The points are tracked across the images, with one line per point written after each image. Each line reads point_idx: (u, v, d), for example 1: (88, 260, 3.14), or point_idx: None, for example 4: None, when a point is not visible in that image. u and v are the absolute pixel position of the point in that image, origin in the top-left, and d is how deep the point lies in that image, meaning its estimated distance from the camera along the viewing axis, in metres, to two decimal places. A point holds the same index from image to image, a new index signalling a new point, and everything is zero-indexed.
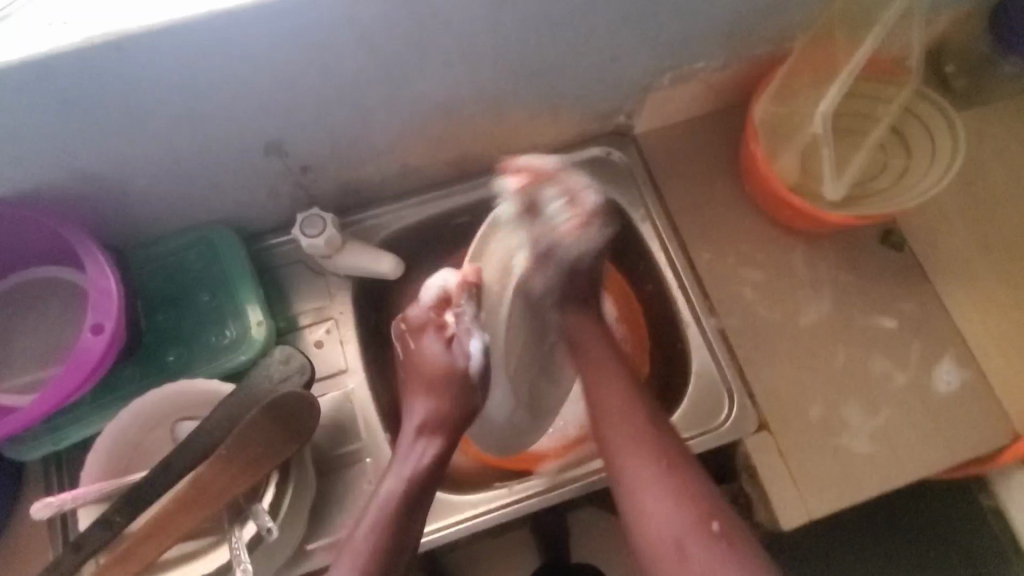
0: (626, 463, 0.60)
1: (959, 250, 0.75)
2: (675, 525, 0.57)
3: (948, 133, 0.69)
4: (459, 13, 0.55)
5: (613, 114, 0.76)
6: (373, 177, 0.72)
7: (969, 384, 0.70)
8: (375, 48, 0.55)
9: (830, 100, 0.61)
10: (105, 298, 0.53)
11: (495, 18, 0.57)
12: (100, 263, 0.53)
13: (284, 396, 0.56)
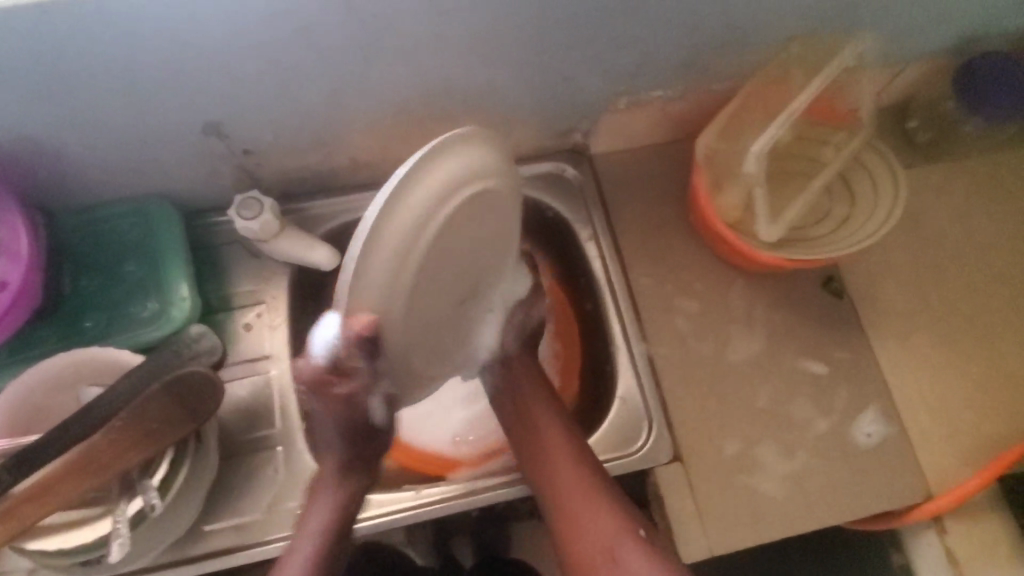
0: (557, 492, 0.62)
1: (898, 304, 0.75)
2: (600, 542, 0.59)
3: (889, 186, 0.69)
4: (402, 15, 0.55)
5: (569, 131, 0.76)
6: (320, 167, 0.72)
7: (890, 438, 0.70)
8: (316, 40, 0.55)
9: (764, 142, 0.63)
10: (11, 255, 0.54)
11: (440, 24, 0.57)
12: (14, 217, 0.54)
13: (189, 375, 0.56)
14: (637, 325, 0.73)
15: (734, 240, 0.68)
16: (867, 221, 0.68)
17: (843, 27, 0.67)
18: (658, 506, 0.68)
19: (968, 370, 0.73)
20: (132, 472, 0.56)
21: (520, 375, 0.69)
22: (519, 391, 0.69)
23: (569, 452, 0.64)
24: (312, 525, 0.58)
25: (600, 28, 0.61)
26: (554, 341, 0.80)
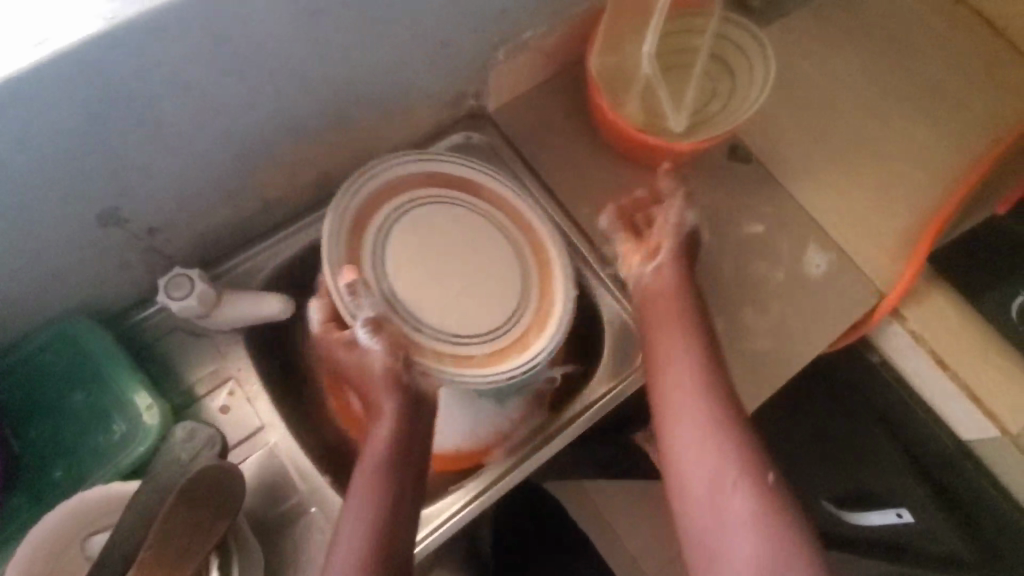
0: (670, 453, 0.62)
1: (795, 147, 0.84)
2: (706, 489, 0.59)
3: (758, 50, 0.76)
4: (274, 33, 0.51)
5: (462, 99, 0.76)
6: (232, 221, 0.67)
7: (835, 263, 0.78)
8: (200, 82, 0.51)
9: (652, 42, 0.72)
10: None
11: (312, 30, 0.54)
12: None
13: (201, 474, 0.53)
14: (625, 238, 0.74)
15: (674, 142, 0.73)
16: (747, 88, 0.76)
17: None
18: None
19: (871, 179, 0.83)
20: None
21: (680, 391, 0.63)
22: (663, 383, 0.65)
23: (712, 441, 0.60)
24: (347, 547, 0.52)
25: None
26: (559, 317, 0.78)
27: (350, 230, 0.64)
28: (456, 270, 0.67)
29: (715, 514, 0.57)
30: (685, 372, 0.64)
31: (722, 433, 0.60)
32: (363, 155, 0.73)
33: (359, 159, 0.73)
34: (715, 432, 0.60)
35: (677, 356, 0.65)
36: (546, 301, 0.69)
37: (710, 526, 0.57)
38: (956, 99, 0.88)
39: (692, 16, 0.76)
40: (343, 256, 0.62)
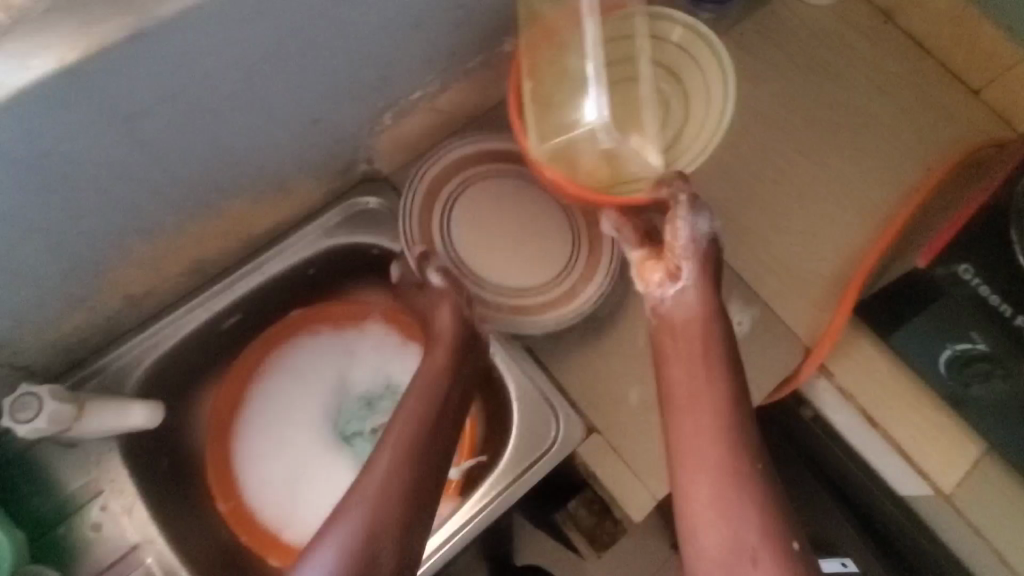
0: (682, 456, 0.57)
1: (715, 192, 0.79)
2: (724, 558, 0.53)
3: (707, 52, 0.69)
4: (81, 142, 0.45)
5: (351, 164, 0.71)
6: (94, 320, 0.62)
7: (758, 319, 0.75)
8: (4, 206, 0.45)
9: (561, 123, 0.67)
10: None
11: (133, 131, 0.47)
12: None
13: None
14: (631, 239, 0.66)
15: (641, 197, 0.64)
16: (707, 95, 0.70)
17: None
18: (595, 481, 0.69)
19: (795, 223, 0.79)
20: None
21: (699, 429, 0.57)
22: (676, 421, 0.59)
23: (734, 495, 0.54)
24: (380, 469, 0.58)
25: (330, 69, 0.55)
26: None
27: (426, 198, 0.72)
28: (533, 232, 0.73)
29: (706, 515, 0.54)
30: (708, 402, 0.58)
31: (732, 444, 0.56)
32: (242, 235, 0.67)
33: (239, 239, 0.68)
34: (724, 439, 0.56)
35: (717, 365, 0.60)
36: (596, 255, 0.73)
37: (701, 521, 0.54)
38: (887, 129, 0.83)
39: (620, 24, 0.69)
40: (420, 230, 0.71)
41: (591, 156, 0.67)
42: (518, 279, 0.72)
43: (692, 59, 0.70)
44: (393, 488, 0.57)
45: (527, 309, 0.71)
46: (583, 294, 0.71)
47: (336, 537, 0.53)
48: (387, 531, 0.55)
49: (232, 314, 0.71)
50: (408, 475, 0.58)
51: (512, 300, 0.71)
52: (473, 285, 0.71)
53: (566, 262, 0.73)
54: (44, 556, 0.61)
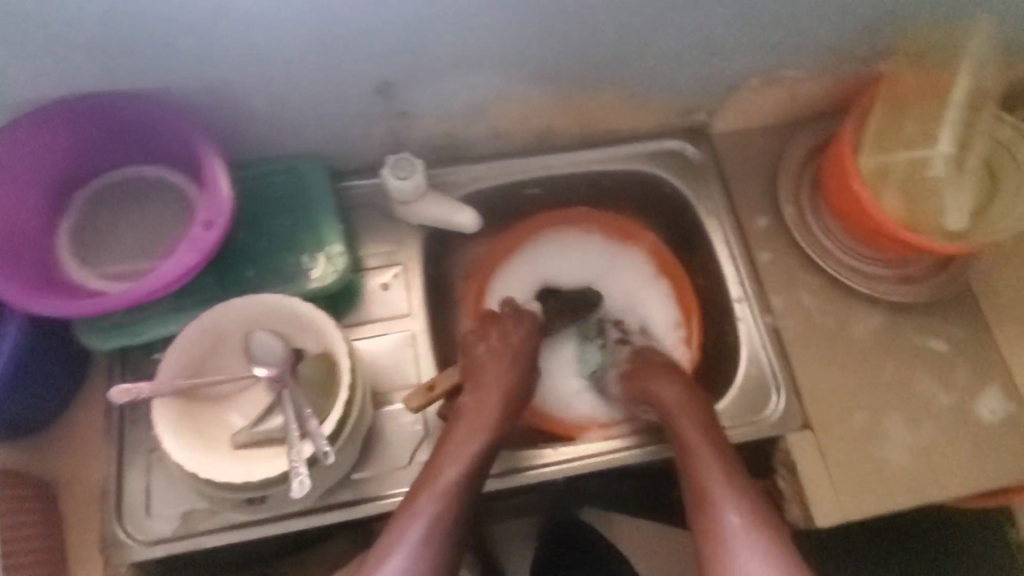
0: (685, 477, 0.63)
1: (1018, 290, 0.75)
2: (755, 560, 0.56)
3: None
4: None
5: (697, 110, 0.79)
6: (459, 134, 0.74)
7: (1013, 417, 0.71)
8: None
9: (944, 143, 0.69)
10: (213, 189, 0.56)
11: None
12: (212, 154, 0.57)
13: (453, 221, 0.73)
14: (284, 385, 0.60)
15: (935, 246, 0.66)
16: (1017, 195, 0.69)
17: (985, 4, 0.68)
18: (787, 472, 0.70)
19: None
20: (299, 365, 0.61)
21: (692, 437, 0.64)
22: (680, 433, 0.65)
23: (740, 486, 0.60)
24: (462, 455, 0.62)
25: (755, 13, 0.66)
26: (673, 345, 0.80)
27: (808, 157, 0.79)
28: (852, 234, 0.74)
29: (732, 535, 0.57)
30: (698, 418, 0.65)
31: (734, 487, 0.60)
32: (589, 125, 0.78)
33: (583, 128, 0.78)
34: None
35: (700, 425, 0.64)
36: (943, 273, 0.74)
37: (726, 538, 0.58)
38: None
39: None
40: (802, 179, 0.79)
41: (895, 197, 0.70)
42: (851, 254, 0.75)
43: (1012, 162, 0.70)
44: (450, 509, 0.59)
45: (855, 274, 0.75)
46: (916, 294, 0.74)
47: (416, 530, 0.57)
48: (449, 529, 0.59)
49: (534, 185, 0.81)
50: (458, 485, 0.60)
51: (861, 271, 0.75)
52: (822, 239, 0.76)
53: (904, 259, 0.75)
54: (339, 291, 0.73)
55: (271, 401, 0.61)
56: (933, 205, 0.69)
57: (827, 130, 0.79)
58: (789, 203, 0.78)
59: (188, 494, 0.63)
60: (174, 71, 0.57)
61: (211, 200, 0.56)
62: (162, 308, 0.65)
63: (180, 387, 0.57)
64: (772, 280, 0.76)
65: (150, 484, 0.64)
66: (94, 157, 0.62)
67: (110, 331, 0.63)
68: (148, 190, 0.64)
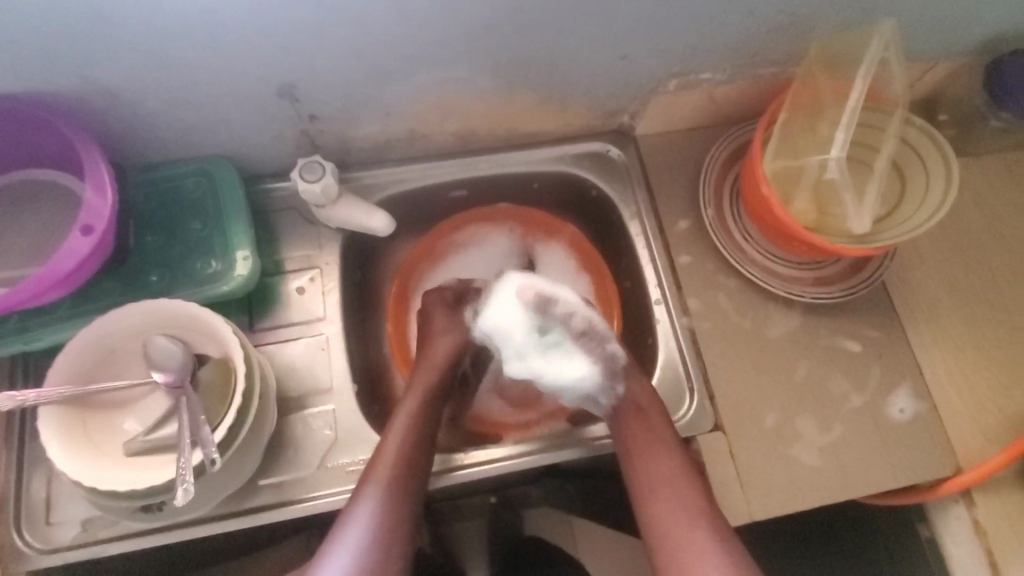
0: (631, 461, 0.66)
1: (930, 290, 0.76)
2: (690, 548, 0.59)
3: (940, 162, 0.69)
4: None
5: (618, 113, 0.79)
6: (376, 137, 0.74)
7: (923, 416, 0.71)
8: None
9: (841, 144, 0.68)
10: (100, 191, 0.57)
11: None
12: (97, 158, 0.57)
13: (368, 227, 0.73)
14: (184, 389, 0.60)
15: (838, 249, 0.67)
16: (925, 197, 0.69)
17: (890, 8, 0.69)
18: None
19: (1004, 355, 0.74)
20: (198, 371, 0.60)
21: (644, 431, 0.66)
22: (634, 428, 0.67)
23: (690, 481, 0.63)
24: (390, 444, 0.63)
25: (662, 17, 0.66)
26: None
27: (728, 159, 0.80)
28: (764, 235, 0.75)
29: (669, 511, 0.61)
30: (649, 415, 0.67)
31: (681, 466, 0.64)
32: (509, 127, 0.78)
33: (504, 130, 0.78)
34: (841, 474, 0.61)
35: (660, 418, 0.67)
36: (856, 274, 0.75)
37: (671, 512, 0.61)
38: None
39: (873, 113, 0.72)
40: (720, 180, 0.79)
41: (805, 200, 0.71)
42: (766, 254, 0.76)
43: (919, 164, 0.71)
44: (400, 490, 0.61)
45: (772, 276, 0.75)
46: (830, 295, 0.74)
47: (372, 510, 0.59)
48: (406, 510, 0.60)
49: (459, 186, 0.81)
50: (407, 467, 0.62)
51: (775, 272, 0.75)
52: (739, 241, 0.76)
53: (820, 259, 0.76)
54: (253, 294, 0.72)
55: (168, 407, 0.60)
56: (840, 208, 0.70)
57: (747, 132, 0.80)
58: (707, 206, 0.78)
59: (87, 503, 0.62)
60: (59, 74, 0.56)
61: (95, 205, 0.56)
62: (59, 312, 0.63)
63: (68, 394, 0.57)
64: (690, 282, 0.76)
65: (49, 493, 0.63)
66: None
67: (1, 337, 0.61)
68: (44, 193, 0.63)
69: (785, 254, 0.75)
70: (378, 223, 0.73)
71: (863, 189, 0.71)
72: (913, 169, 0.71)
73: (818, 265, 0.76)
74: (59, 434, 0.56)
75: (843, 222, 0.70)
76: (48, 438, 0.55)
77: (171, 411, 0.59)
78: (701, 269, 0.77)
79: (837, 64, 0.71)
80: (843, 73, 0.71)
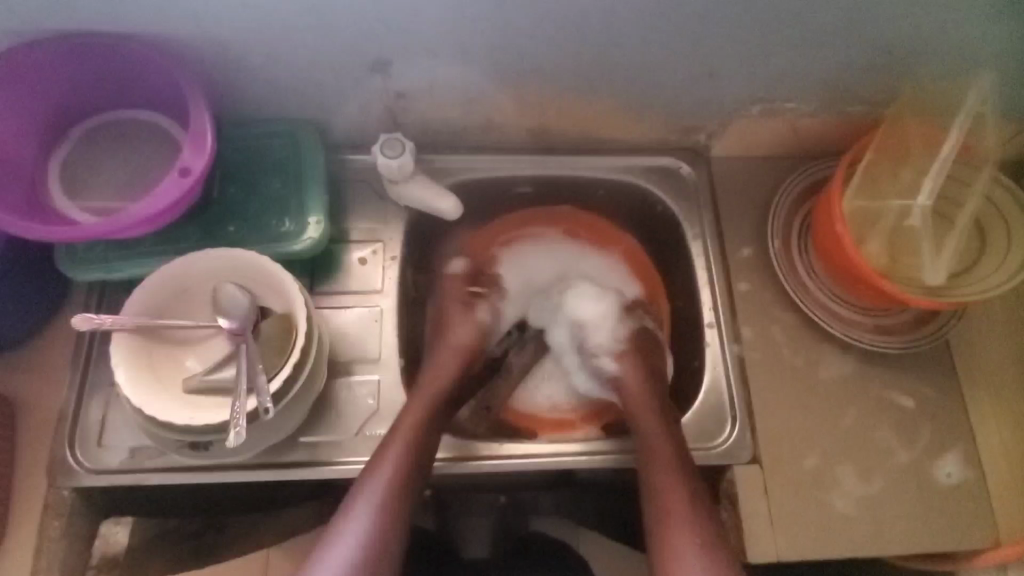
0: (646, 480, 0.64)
1: (995, 356, 0.74)
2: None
3: None
4: None
5: (695, 131, 0.79)
6: (456, 122, 0.76)
7: (970, 483, 0.69)
8: None
9: None
10: (200, 138, 0.60)
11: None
12: (201, 106, 0.60)
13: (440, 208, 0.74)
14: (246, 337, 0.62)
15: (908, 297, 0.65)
16: (1005, 260, 0.67)
17: (995, 62, 0.67)
18: (729, 503, 0.70)
19: None
20: (261, 323, 0.62)
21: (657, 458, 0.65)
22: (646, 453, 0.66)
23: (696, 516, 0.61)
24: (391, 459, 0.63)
25: (758, 42, 0.66)
26: None
27: (802, 193, 0.79)
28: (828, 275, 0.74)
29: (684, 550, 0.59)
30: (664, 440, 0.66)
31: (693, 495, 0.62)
32: (586, 130, 0.78)
33: (580, 133, 0.79)
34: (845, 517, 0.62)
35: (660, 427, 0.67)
36: (919, 328, 0.73)
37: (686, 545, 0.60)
38: None
39: (961, 166, 0.71)
40: (789, 212, 0.78)
41: (877, 244, 0.69)
42: (827, 294, 0.74)
43: (1003, 225, 0.69)
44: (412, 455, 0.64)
45: (831, 316, 0.74)
46: (889, 344, 0.73)
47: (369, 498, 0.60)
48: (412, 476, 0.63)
49: (526, 183, 0.82)
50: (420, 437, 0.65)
51: (835, 313, 0.74)
52: (802, 277, 0.75)
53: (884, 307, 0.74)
54: (317, 258, 0.75)
55: (228, 352, 0.62)
56: (913, 258, 0.69)
57: (824, 169, 0.79)
58: (773, 237, 0.77)
59: (139, 432, 0.65)
60: (178, 23, 0.60)
61: (194, 151, 0.60)
62: (141, 248, 0.67)
63: (140, 325, 0.60)
64: (746, 310, 0.75)
65: (105, 417, 0.66)
66: (97, 95, 0.65)
67: (87, 263, 0.65)
68: (144, 133, 0.67)
69: (847, 296, 0.74)
70: (447, 205, 0.74)
71: (940, 242, 0.69)
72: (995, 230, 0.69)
73: (881, 312, 0.74)
74: (128, 361, 0.59)
75: (914, 272, 0.68)
76: (117, 363, 0.58)
77: (230, 356, 0.61)
78: (758, 299, 0.76)
79: (930, 112, 0.70)
80: (935, 122, 0.69)
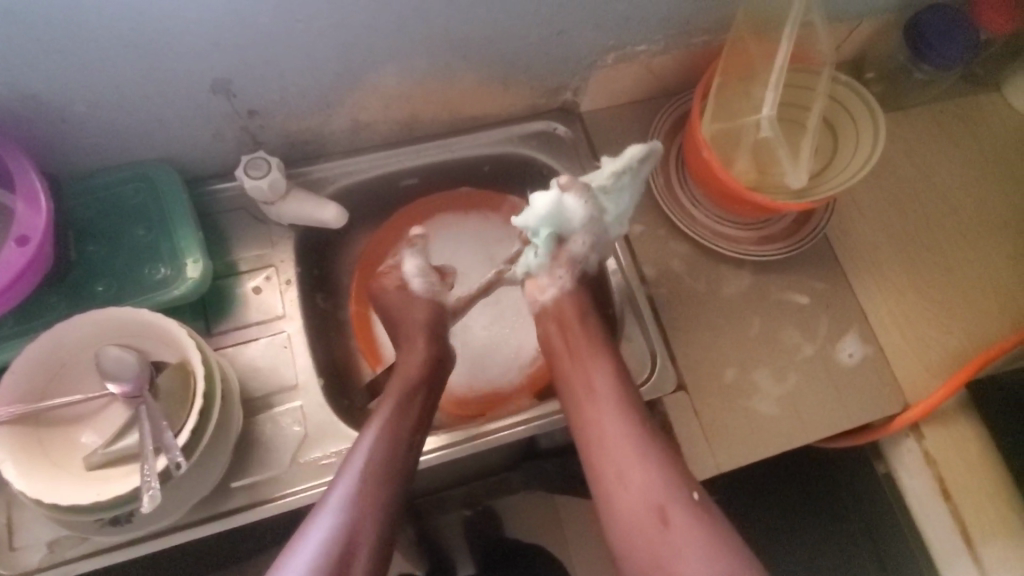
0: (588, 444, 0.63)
1: (869, 238, 0.80)
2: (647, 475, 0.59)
3: (867, 114, 0.73)
4: None
5: (561, 90, 0.80)
6: (321, 129, 0.73)
7: (870, 359, 0.75)
8: None
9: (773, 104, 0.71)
10: (32, 199, 0.55)
11: None
12: (27, 166, 0.56)
13: (325, 222, 0.72)
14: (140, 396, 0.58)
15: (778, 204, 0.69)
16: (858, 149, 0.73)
17: None
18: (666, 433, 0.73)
19: (941, 294, 0.78)
20: (155, 378, 0.59)
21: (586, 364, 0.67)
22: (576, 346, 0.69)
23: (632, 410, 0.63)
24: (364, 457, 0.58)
25: None
26: None
27: (671, 128, 0.82)
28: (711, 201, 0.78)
29: (662, 538, 0.56)
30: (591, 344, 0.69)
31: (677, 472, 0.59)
32: (455, 111, 0.78)
33: (450, 115, 0.78)
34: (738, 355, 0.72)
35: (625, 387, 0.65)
36: (801, 230, 0.78)
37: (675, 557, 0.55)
38: None
39: (801, 73, 0.75)
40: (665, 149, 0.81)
41: (744, 162, 0.74)
42: (714, 218, 0.78)
43: (849, 119, 0.74)
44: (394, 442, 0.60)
45: (721, 238, 0.78)
46: (778, 251, 0.77)
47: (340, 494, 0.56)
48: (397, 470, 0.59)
49: (409, 175, 0.82)
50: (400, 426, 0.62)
51: (724, 234, 0.78)
52: (689, 207, 0.78)
53: (766, 218, 0.79)
54: (207, 298, 0.71)
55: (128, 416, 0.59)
56: (778, 167, 0.73)
57: (686, 102, 0.82)
58: (655, 176, 0.80)
59: (52, 523, 0.61)
60: None
61: (28, 217, 0.55)
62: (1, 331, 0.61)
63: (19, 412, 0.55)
64: (645, 250, 0.78)
65: (9, 518, 0.61)
66: None
67: None
68: None
69: (732, 215, 0.78)
70: (330, 215, 0.72)
71: (798, 146, 0.74)
72: (845, 126, 0.75)
73: (764, 223, 0.78)
74: (12, 454, 0.54)
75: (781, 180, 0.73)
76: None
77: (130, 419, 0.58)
78: (653, 237, 0.79)
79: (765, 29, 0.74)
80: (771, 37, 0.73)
